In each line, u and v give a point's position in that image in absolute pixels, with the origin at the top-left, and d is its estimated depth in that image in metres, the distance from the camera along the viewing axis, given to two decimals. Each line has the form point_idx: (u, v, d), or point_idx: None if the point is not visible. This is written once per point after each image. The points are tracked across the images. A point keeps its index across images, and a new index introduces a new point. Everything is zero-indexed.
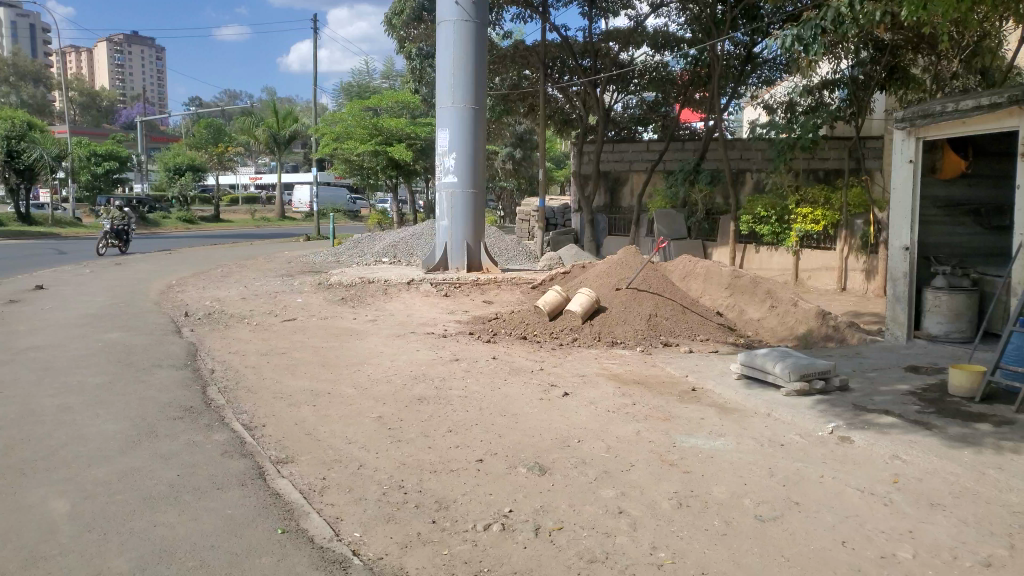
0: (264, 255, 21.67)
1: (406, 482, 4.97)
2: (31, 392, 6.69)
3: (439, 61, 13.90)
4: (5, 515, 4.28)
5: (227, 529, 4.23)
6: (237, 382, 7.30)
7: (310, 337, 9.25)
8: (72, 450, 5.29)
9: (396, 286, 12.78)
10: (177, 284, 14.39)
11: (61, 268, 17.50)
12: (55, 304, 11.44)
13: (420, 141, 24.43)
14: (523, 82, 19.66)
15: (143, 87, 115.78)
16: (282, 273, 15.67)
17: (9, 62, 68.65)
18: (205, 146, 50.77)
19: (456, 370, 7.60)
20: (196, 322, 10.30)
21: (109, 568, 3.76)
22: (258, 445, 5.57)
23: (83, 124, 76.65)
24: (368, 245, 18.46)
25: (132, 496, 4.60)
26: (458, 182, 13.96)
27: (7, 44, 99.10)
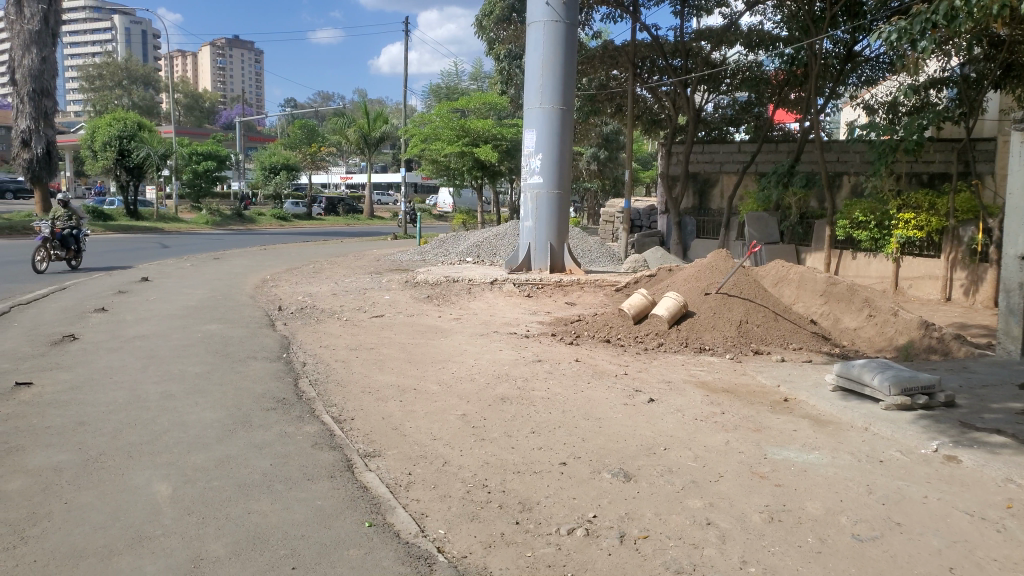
0: (353, 252, 22.24)
1: (489, 482, 4.98)
2: (138, 378, 7.05)
3: (528, 62, 13.92)
4: (114, 496, 4.51)
5: (318, 519, 4.34)
6: (327, 375, 7.49)
7: (396, 334, 9.42)
8: (175, 436, 5.54)
9: (480, 286, 12.86)
10: (272, 279, 14.95)
11: (165, 261, 18.42)
12: (159, 295, 12.04)
13: (506, 141, 24.53)
14: (611, 82, 19.50)
15: (243, 90, 120.88)
16: (369, 271, 16.01)
17: (123, 67, 72.85)
18: (299, 146, 52.53)
19: (540, 371, 7.58)
20: (289, 316, 10.65)
21: (207, 551, 3.91)
22: (346, 438, 5.71)
23: (187, 125, 80.74)
24: (453, 245, 18.67)
25: (229, 483, 4.77)
26: (544, 184, 13.96)
27: (121, 49, 105.57)
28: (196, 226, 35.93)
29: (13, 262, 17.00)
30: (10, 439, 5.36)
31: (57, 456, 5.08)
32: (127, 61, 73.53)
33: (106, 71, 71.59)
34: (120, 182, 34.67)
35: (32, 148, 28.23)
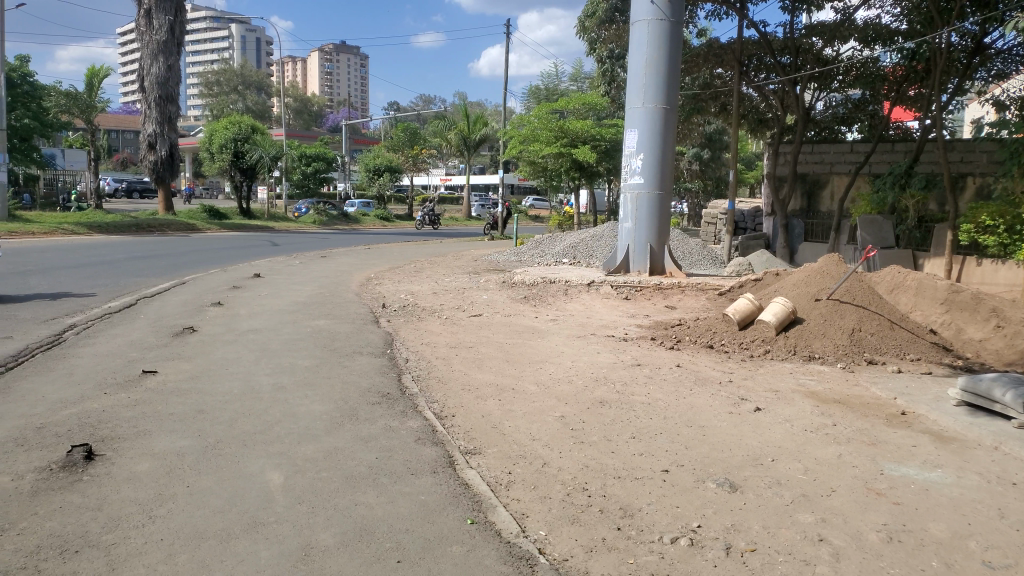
0: (452, 252, 22.59)
1: (590, 486, 4.93)
2: (251, 370, 7.38)
3: (631, 62, 13.78)
4: (230, 482, 4.72)
5: (422, 514, 4.40)
6: (428, 372, 7.64)
7: (495, 334, 9.49)
8: (286, 427, 5.76)
9: (577, 287, 12.79)
10: (375, 277, 15.32)
11: (276, 258, 19.26)
12: (270, 291, 12.55)
13: (604, 142, 24.33)
14: (716, 80, 19.09)
15: (349, 94, 125.16)
16: (468, 271, 16.22)
17: (238, 73, 76.63)
18: (402, 149, 53.82)
19: (639, 375, 7.46)
20: (392, 313, 10.90)
21: (317, 540, 4.03)
22: (447, 435, 5.79)
23: (297, 128, 84.29)
24: (549, 246, 18.68)
25: (336, 474, 4.92)
26: (645, 184, 13.76)
27: (237, 57, 111.40)
28: (304, 225, 37.45)
29: (141, 258, 18.21)
30: (137, 423, 5.70)
31: (180, 441, 5.37)
32: (243, 68, 77.47)
33: (222, 77, 75.69)
34: (235, 183, 36.52)
35: (157, 151, 30.11)
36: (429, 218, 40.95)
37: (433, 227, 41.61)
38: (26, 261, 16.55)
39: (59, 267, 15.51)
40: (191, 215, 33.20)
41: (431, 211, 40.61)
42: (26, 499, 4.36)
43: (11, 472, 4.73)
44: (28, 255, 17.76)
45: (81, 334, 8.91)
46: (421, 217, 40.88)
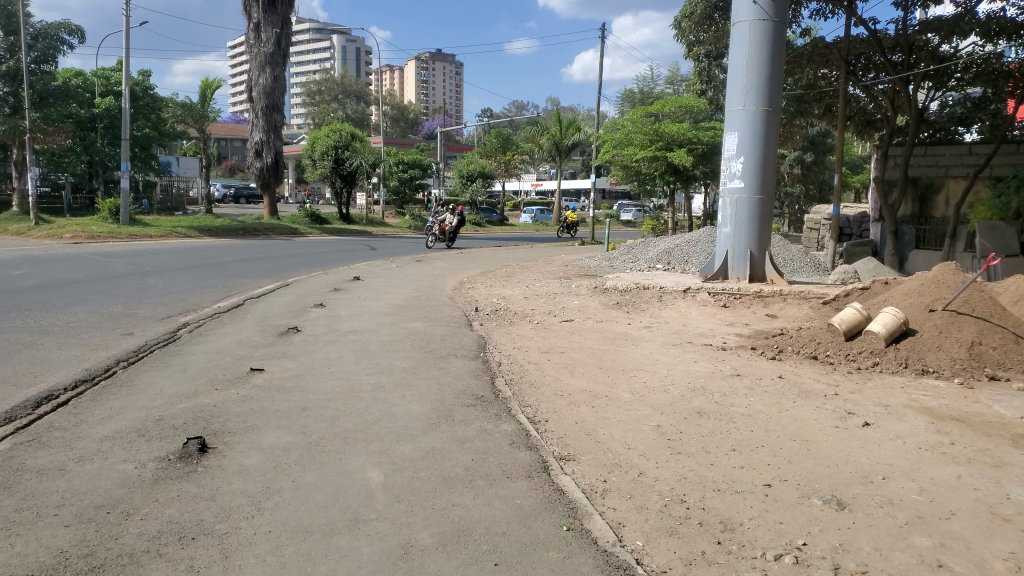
0: (544, 257, 22.62)
1: (688, 497, 4.82)
2: (352, 370, 7.60)
3: (731, 63, 13.45)
4: (332, 478, 4.86)
5: (518, 518, 4.41)
6: (521, 376, 7.66)
7: (588, 340, 9.42)
8: (385, 426, 5.90)
9: (672, 293, 12.54)
10: (468, 281, 15.52)
11: (374, 262, 19.81)
12: (368, 294, 12.87)
13: (701, 145, 23.81)
14: (820, 81, 18.40)
15: (444, 101, 127.66)
16: (560, 276, 16.20)
17: (339, 82, 79.38)
18: (495, 154, 54.44)
19: (739, 386, 7.23)
20: (485, 317, 11.01)
21: (415, 539, 4.09)
22: (542, 439, 5.78)
23: (394, 135, 86.61)
24: (643, 251, 18.42)
25: (433, 474, 4.99)
26: (745, 189, 13.41)
27: (338, 67, 115.61)
28: (400, 229, 38.42)
29: (247, 261, 19.06)
30: (246, 418, 5.96)
31: (286, 437, 5.58)
32: (343, 78, 80.15)
33: (324, 87, 78.62)
34: (336, 189, 37.85)
35: (263, 158, 31.42)
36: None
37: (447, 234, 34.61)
38: (144, 263, 17.58)
39: (173, 269, 16.43)
40: (294, 219, 34.56)
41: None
42: (147, 486, 4.62)
43: (134, 460, 5.03)
44: (148, 257, 18.93)
45: (194, 332, 9.41)
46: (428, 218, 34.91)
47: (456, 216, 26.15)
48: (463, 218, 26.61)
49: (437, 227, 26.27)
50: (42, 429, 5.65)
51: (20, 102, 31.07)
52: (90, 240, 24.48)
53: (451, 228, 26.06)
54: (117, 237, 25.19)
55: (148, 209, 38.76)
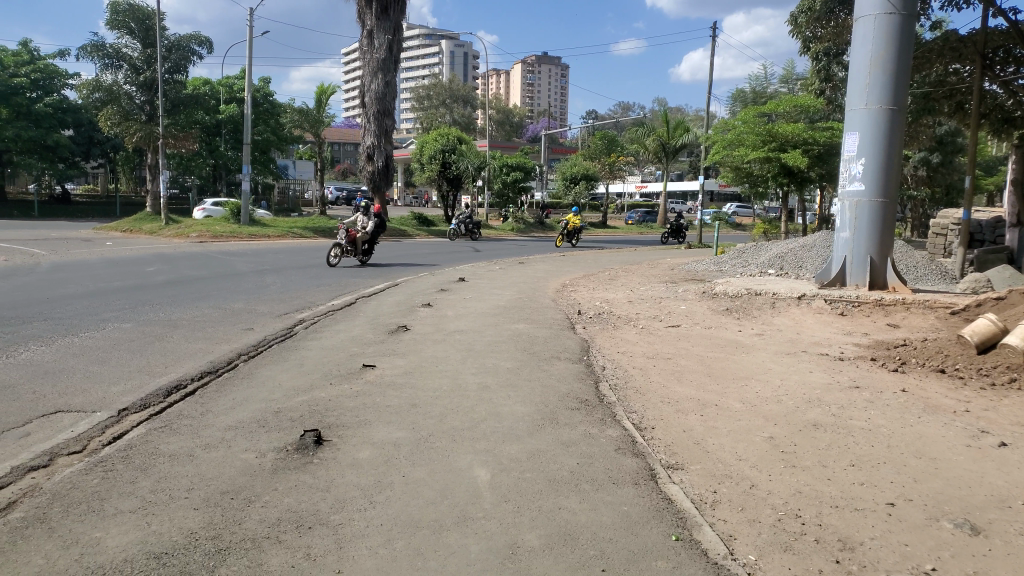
0: (648, 261, 22.32)
1: (803, 513, 4.62)
2: (458, 369, 7.72)
3: (853, 61, 12.85)
4: (442, 474, 4.95)
5: (625, 525, 4.36)
6: (626, 382, 7.55)
7: (696, 346, 9.20)
8: (491, 425, 5.95)
9: (785, 300, 12.05)
10: (571, 284, 15.47)
11: (479, 264, 20.06)
12: (473, 295, 13.05)
13: (817, 146, 22.77)
14: (952, 76, 17.30)
15: (549, 104, 128.01)
16: (666, 280, 15.95)
17: (447, 87, 81.00)
18: (599, 156, 53.84)
19: (858, 399, 6.88)
20: (588, 321, 10.96)
21: (522, 541, 4.09)
22: (648, 447, 5.68)
23: (499, 138, 87.69)
24: (753, 256, 17.82)
25: (540, 476, 4.99)
26: (866, 191, 12.78)
27: (446, 72, 118.03)
28: (504, 232, 38.82)
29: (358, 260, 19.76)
30: (359, 412, 6.17)
31: (396, 432, 5.73)
32: (451, 83, 81.74)
33: (433, 92, 80.47)
34: (442, 192, 38.66)
35: (374, 162, 32.46)
36: (464, 227, 31.94)
37: (473, 236, 32.63)
38: (264, 262, 18.50)
39: (289, 268, 17.19)
40: (403, 221, 35.55)
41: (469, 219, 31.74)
42: (267, 475, 4.84)
43: (256, 449, 5.29)
44: (266, 256, 19.89)
45: (309, 329, 9.79)
46: (455, 226, 31.80)
47: (373, 219, 17.98)
48: (381, 222, 18.41)
49: (344, 236, 17.87)
50: (174, 416, 6.03)
51: (155, 111, 33.21)
52: (214, 239, 26.01)
53: (365, 237, 17.87)
54: (238, 236, 26.68)
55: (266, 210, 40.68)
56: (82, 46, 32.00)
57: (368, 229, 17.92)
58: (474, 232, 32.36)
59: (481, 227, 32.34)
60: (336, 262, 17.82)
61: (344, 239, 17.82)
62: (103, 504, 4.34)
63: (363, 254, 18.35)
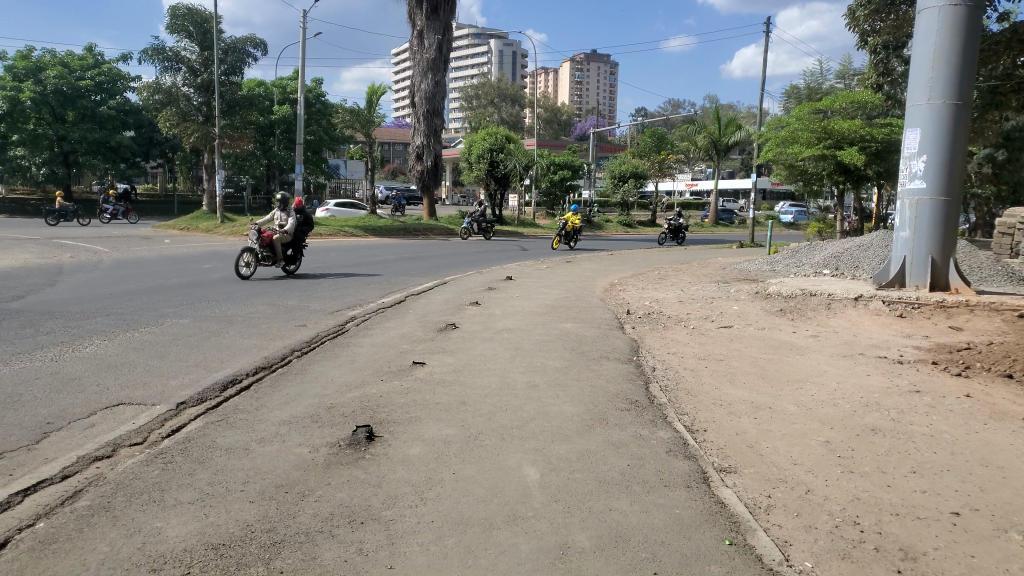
0: (699, 260, 22.05)
1: (862, 520, 4.49)
2: (506, 367, 7.72)
3: (916, 54, 12.47)
4: (491, 473, 4.95)
5: (677, 528, 4.29)
6: (677, 383, 7.45)
7: (748, 347, 9.04)
8: (540, 425, 5.94)
9: (841, 301, 11.76)
10: (620, 284, 15.36)
11: (528, 263, 20.07)
12: (521, 294, 13.04)
13: (875, 143, 22.20)
14: (1019, 70, 16.65)
15: (597, 102, 127.45)
16: (717, 280, 15.73)
17: (496, 86, 81.28)
18: (649, 154, 53.33)
19: (919, 404, 6.66)
20: (638, 320, 10.86)
21: (573, 541, 4.07)
22: (700, 449, 5.60)
23: (547, 137, 87.68)
24: (808, 256, 17.43)
25: (590, 477, 4.96)
26: (928, 189, 12.40)
27: (495, 71, 118.48)
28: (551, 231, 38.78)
29: (408, 259, 19.95)
30: (409, 409, 6.21)
31: (446, 430, 5.75)
32: (500, 82, 81.99)
33: (481, 91, 80.86)
34: (490, 191, 38.79)
35: (423, 161, 32.83)
36: (478, 225, 30.27)
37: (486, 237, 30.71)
38: (315, 260, 18.81)
39: (339, 266, 17.43)
40: (451, 219, 35.78)
41: (482, 216, 30.08)
42: (320, 470, 4.91)
43: (309, 444, 5.37)
44: (318, 255, 20.18)
45: (360, 326, 9.90)
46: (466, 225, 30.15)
47: (296, 215, 14.72)
48: (305, 220, 14.93)
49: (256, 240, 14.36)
50: (230, 411, 6.16)
51: (211, 112, 34.10)
52: None
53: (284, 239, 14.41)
54: None
55: (318, 208, 41.36)
56: (144, 50, 32.97)
57: (287, 229, 14.44)
58: (487, 230, 30.56)
59: (495, 224, 30.59)
60: (249, 271, 14.34)
61: (257, 244, 14.33)
62: (164, 495, 4.46)
63: (286, 261, 14.88)
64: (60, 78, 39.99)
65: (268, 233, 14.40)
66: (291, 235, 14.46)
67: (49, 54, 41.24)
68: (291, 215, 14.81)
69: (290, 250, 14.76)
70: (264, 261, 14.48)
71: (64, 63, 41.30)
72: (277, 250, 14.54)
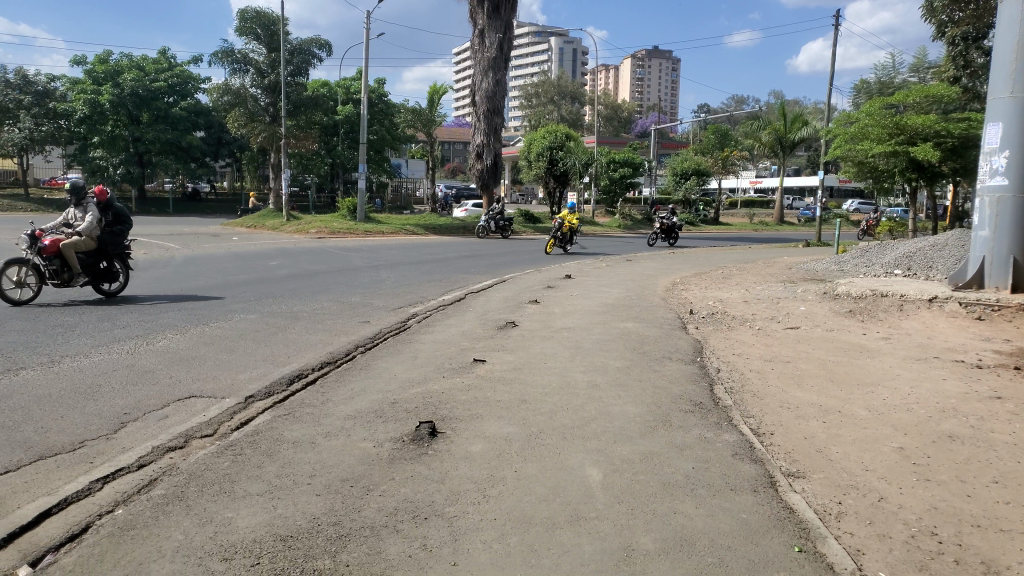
0: (763, 259, 21.57)
1: (940, 530, 4.31)
2: (567, 366, 7.69)
3: (998, 44, 11.97)
4: (553, 472, 4.94)
5: (745, 534, 4.19)
6: (742, 385, 7.29)
7: (816, 349, 8.79)
8: (602, 425, 5.88)
9: (915, 302, 11.31)
10: (683, 283, 15.14)
11: (588, 261, 19.96)
12: (581, 293, 12.96)
13: (952, 139, 21.33)
14: None
15: (659, 98, 125.98)
16: (783, 279, 15.36)
17: (556, 84, 81.10)
18: (711, 151, 52.46)
19: (999, 411, 6.37)
20: (701, 320, 10.69)
21: (637, 544, 4.01)
22: (767, 453, 5.47)
23: (607, 134, 87.16)
24: (879, 255, 16.86)
25: (653, 479, 4.89)
26: (1010, 187, 11.86)
27: (555, 69, 118.27)
28: (611, 229, 38.55)
29: (468, 257, 20.07)
30: (471, 406, 6.24)
31: (507, 427, 5.75)
32: (560, 79, 81.79)
33: (541, 89, 80.82)
34: (549, 189, 38.76)
35: (483, 160, 32.83)
36: (495, 223, 29.26)
37: (506, 234, 29.27)
38: (376, 257, 19.08)
39: (400, 263, 17.64)
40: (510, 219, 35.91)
41: (500, 213, 29.13)
42: (384, 465, 4.96)
43: (373, 439, 5.44)
44: (381, 252, 20.50)
45: (422, 323, 10.00)
46: (483, 222, 29.28)
47: (97, 212, 11.26)
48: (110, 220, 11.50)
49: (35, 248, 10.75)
50: (296, 404, 6.29)
51: (278, 112, 34.96)
52: (332, 235, 27.12)
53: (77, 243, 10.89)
54: (354, 233, 27.67)
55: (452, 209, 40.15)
56: (214, 52, 33.96)
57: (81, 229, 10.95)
58: (505, 228, 29.55)
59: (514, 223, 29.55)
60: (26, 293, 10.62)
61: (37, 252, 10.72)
62: (234, 486, 4.57)
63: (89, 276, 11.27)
64: (136, 81, 41.67)
65: (53, 239, 10.82)
66: (89, 237, 10.97)
67: (126, 58, 43.00)
68: (90, 211, 11.33)
69: (95, 260, 11.26)
70: (53, 278, 10.86)
71: (140, 67, 42.95)
72: (70, 260, 10.95)
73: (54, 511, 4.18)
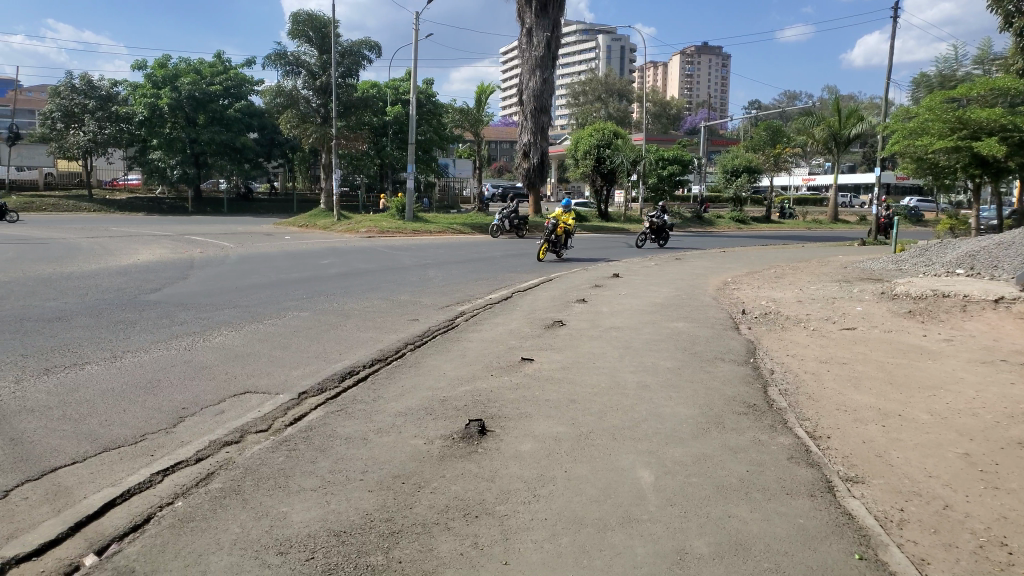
0: (817, 258, 21.10)
1: (1009, 541, 4.14)
2: (617, 366, 7.62)
3: None
4: (604, 473, 4.89)
5: (802, 539, 4.09)
6: (797, 387, 7.13)
7: (874, 351, 8.55)
8: (652, 426, 5.81)
9: (979, 303, 10.91)
10: (734, 282, 14.89)
11: (636, 259, 19.78)
12: (630, 292, 12.85)
13: (1018, 133, 20.52)
14: None
15: (708, 95, 124.24)
16: (838, 279, 15.00)
17: (603, 81, 80.60)
18: (763, 148, 51.52)
19: None
20: (753, 321, 10.50)
21: (691, 547, 3.95)
22: (824, 457, 5.33)
23: (655, 132, 86.39)
24: (939, 254, 16.33)
25: (706, 482, 4.81)
26: None
27: (602, 66, 117.65)
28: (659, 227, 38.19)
29: (516, 255, 20.06)
30: (520, 405, 6.23)
31: (557, 428, 5.72)
32: (608, 77, 81.25)
33: (588, 87, 80.45)
34: (597, 187, 38.56)
35: (529, 159, 32.78)
36: (509, 222, 27.42)
37: (519, 234, 27.50)
38: (425, 256, 19.22)
39: (448, 262, 17.73)
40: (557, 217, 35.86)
41: (514, 211, 27.32)
42: (434, 462, 4.98)
43: (424, 436, 5.46)
44: (429, 251, 20.63)
45: (470, 321, 10.03)
46: (496, 221, 27.51)
47: None
48: None
49: None
50: (348, 401, 6.36)
51: (329, 113, 35.45)
52: (380, 234, 27.44)
53: None
54: (402, 232, 27.92)
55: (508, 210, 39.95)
56: (267, 55, 34.61)
57: None
58: (520, 228, 27.54)
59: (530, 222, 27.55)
60: None
61: None
62: (289, 481, 4.64)
63: None
64: (193, 84, 42.75)
65: None
66: None
67: (184, 62, 44.15)
68: None
69: None
70: None
71: (197, 70, 44.03)
72: None
73: (118, 502, 4.30)
